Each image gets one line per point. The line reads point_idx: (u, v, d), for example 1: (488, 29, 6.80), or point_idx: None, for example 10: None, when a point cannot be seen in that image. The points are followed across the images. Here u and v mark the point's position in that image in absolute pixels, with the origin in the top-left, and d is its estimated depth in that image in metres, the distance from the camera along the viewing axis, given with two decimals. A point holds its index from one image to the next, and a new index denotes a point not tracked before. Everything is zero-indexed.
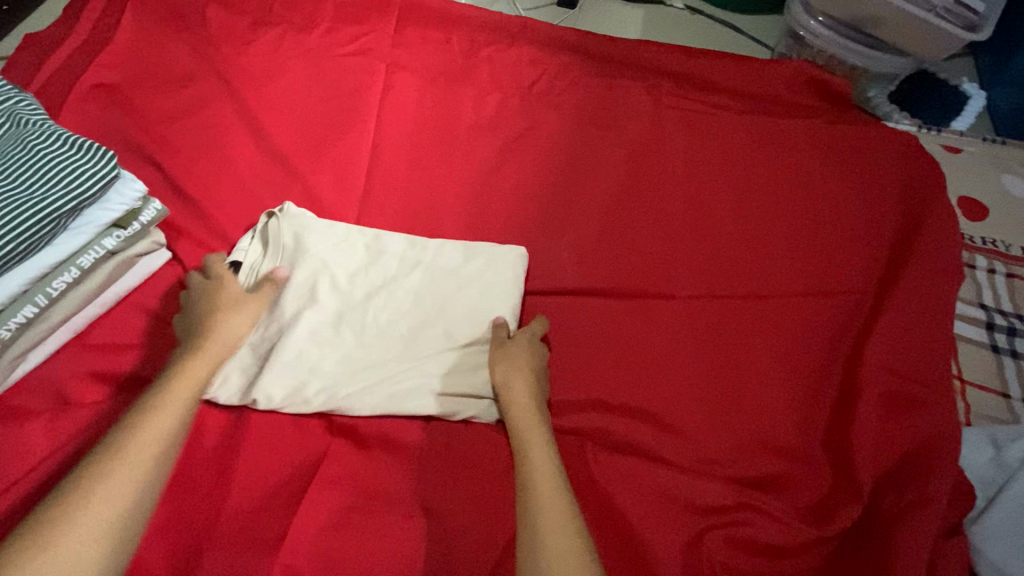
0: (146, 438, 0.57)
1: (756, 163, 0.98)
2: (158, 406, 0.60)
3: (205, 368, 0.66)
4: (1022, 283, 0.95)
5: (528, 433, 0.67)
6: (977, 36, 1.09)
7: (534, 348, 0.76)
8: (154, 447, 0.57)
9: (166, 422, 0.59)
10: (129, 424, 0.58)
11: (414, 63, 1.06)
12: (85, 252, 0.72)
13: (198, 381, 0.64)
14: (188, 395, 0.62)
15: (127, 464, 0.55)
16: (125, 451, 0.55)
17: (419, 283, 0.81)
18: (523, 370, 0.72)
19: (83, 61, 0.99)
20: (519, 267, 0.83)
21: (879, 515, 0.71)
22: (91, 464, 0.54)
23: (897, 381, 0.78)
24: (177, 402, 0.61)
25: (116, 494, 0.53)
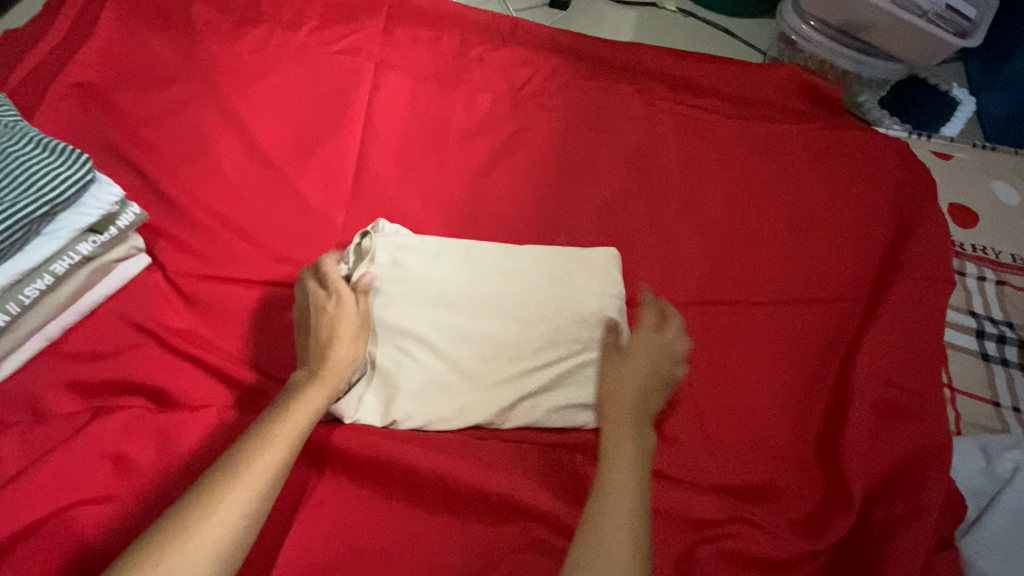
0: (255, 474, 0.54)
1: (749, 167, 0.97)
2: (270, 437, 0.57)
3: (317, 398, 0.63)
4: (1012, 290, 0.95)
5: (621, 429, 0.64)
6: (967, 42, 1.10)
7: (656, 332, 0.73)
8: (265, 485, 0.54)
9: (277, 457, 0.56)
10: (241, 456, 0.55)
11: (404, 63, 1.04)
12: (59, 259, 0.70)
13: (311, 414, 0.61)
14: (298, 428, 0.59)
15: (238, 502, 0.52)
16: (235, 487, 0.52)
17: (526, 289, 0.79)
18: (641, 361, 0.70)
19: (62, 60, 0.97)
20: (614, 268, 0.82)
21: (874, 525, 0.70)
22: (200, 498, 0.51)
23: (888, 390, 0.78)
24: (290, 431, 0.58)
25: (222, 535, 0.50)
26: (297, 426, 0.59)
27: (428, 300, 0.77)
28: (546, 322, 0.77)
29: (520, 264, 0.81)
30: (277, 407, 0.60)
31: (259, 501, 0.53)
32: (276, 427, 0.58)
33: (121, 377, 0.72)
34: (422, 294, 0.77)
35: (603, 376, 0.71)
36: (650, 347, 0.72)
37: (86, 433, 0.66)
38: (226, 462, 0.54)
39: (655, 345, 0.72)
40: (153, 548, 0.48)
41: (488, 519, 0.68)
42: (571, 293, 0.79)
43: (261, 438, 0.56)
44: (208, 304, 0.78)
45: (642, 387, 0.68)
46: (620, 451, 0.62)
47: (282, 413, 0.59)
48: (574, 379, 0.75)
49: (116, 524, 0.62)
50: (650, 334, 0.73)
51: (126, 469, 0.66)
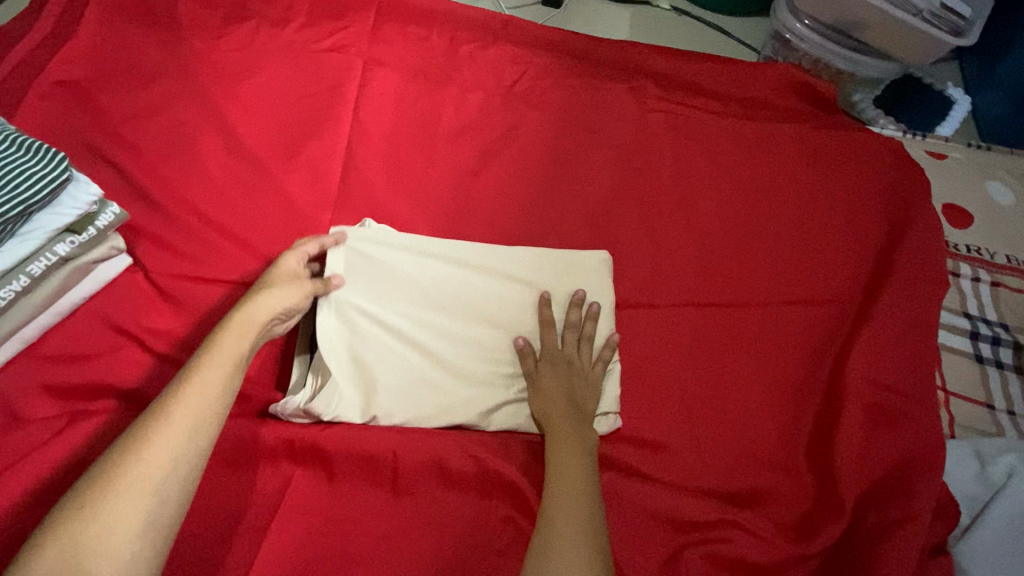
0: (175, 410, 0.52)
1: (741, 166, 0.96)
2: (190, 377, 0.55)
3: (238, 334, 0.61)
4: (1006, 291, 0.94)
5: (564, 449, 0.66)
6: (963, 41, 1.09)
7: (550, 347, 0.74)
8: (188, 417, 0.52)
9: (196, 391, 0.54)
10: (160, 399, 0.53)
11: (393, 61, 1.03)
12: (35, 259, 0.68)
13: (235, 351, 0.59)
14: (217, 362, 0.57)
15: (154, 455, 0.49)
16: (157, 425, 0.51)
17: (509, 292, 0.78)
18: (553, 376, 0.72)
19: (45, 57, 0.95)
20: (604, 273, 0.81)
21: (866, 530, 0.69)
22: (119, 451, 0.50)
23: (881, 393, 0.77)
24: (207, 382, 0.55)
25: (149, 470, 0.49)
26: (216, 361, 0.57)
27: (409, 300, 0.76)
28: (528, 327, 0.77)
29: (503, 266, 0.80)
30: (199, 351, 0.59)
31: (188, 434, 0.52)
32: (195, 367, 0.56)
33: (100, 380, 0.70)
34: (397, 294, 0.76)
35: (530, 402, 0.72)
36: (558, 359, 0.74)
37: (62, 437, 0.65)
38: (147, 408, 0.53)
39: (558, 361, 0.73)
40: (78, 496, 0.47)
41: (476, 519, 0.67)
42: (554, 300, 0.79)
43: (180, 379, 0.55)
44: (190, 305, 0.77)
45: (569, 398, 0.71)
46: (561, 470, 0.64)
47: (202, 354, 0.58)
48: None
49: None
50: (551, 349, 0.74)
51: None
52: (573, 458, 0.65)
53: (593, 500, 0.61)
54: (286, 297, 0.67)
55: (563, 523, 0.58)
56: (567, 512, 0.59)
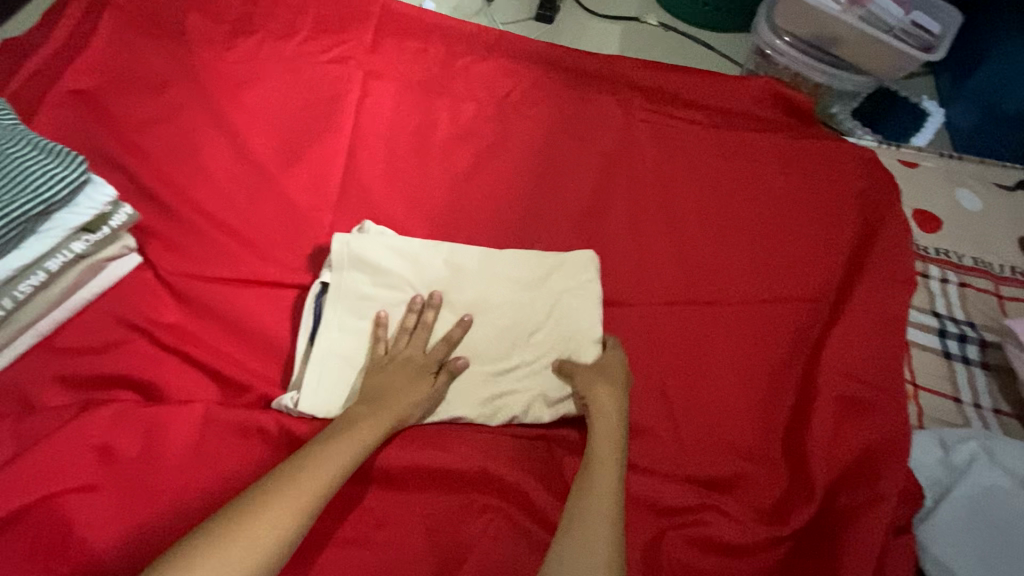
0: (264, 537, 0.55)
1: (723, 173, 1.01)
2: (289, 495, 0.58)
3: (352, 448, 0.64)
4: (973, 292, 1.00)
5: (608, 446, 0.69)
6: (931, 57, 1.15)
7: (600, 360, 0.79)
8: (271, 558, 0.54)
9: (299, 515, 0.57)
10: (258, 511, 0.56)
11: (392, 72, 1.08)
12: (53, 256, 0.73)
13: (375, 430, 0.67)
14: (319, 487, 0.59)
15: (294, 500, 0.57)
16: (264, 533, 0.55)
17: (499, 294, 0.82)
18: (603, 386, 0.75)
19: (59, 68, 1.00)
20: (591, 270, 0.85)
21: (834, 513, 0.73)
22: (271, 485, 0.59)
23: (851, 385, 0.81)
24: (346, 450, 0.63)
25: (289, 511, 0.57)
26: (319, 485, 0.59)
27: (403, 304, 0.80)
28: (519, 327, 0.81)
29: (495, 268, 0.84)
30: (308, 453, 0.62)
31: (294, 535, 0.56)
32: (313, 471, 0.60)
33: (111, 371, 0.74)
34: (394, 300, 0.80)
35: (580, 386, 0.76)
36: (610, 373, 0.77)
37: (74, 423, 0.68)
38: (240, 514, 0.56)
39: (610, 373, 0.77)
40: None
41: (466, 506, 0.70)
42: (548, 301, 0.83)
43: (292, 485, 0.58)
44: (196, 301, 0.81)
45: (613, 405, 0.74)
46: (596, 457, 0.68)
47: (311, 463, 0.61)
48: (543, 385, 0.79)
49: (103, 511, 0.64)
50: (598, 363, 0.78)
51: (110, 460, 0.68)
52: (608, 446, 0.69)
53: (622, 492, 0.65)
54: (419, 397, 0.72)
55: (595, 508, 0.62)
56: (597, 491, 0.64)
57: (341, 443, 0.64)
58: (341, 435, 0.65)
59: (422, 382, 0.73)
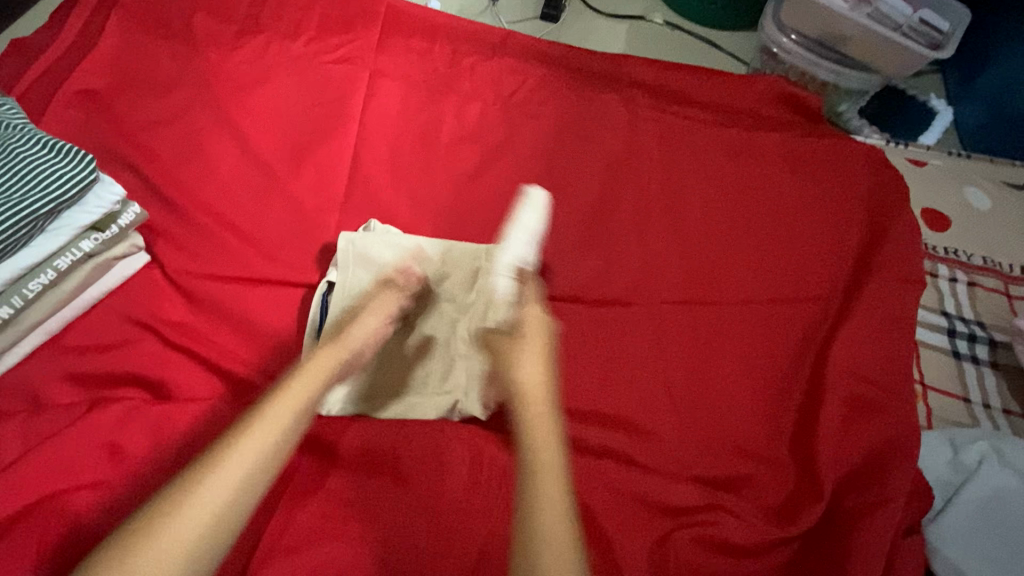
0: (186, 531, 0.50)
1: (730, 172, 1.01)
2: (197, 508, 0.51)
3: (267, 443, 0.57)
4: (982, 291, 0.99)
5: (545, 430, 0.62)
6: (940, 54, 1.14)
7: (528, 330, 0.71)
8: (201, 550, 0.50)
9: (221, 504, 0.53)
10: (160, 532, 0.50)
11: (398, 72, 1.08)
12: (62, 254, 0.73)
13: (297, 396, 0.62)
14: (232, 495, 0.53)
15: (214, 487, 0.53)
16: (184, 528, 0.50)
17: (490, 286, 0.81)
18: (534, 363, 0.68)
19: (67, 68, 1.01)
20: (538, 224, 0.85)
21: (843, 513, 0.73)
22: (187, 476, 0.54)
23: (860, 384, 0.81)
24: (269, 424, 0.59)
25: (210, 501, 0.52)
26: (240, 465, 0.55)
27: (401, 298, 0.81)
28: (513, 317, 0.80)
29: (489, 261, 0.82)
30: (215, 454, 0.55)
31: (224, 525, 0.52)
32: (228, 455, 0.55)
33: (119, 370, 0.75)
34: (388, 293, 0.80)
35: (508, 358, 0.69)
36: (542, 343, 0.71)
37: (83, 421, 0.69)
38: (140, 535, 0.50)
39: (538, 345, 0.70)
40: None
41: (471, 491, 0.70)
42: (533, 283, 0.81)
43: (209, 473, 0.54)
44: (204, 299, 0.81)
45: (548, 380, 0.67)
46: (537, 443, 0.60)
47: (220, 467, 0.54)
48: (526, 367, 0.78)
49: (111, 509, 0.65)
50: (525, 332, 0.71)
51: (118, 458, 0.68)
52: (546, 432, 0.62)
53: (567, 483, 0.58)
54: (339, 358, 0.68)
55: (539, 507, 0.55)
56: (541, 486, 0.56)
57: (261, 419, 0.59)
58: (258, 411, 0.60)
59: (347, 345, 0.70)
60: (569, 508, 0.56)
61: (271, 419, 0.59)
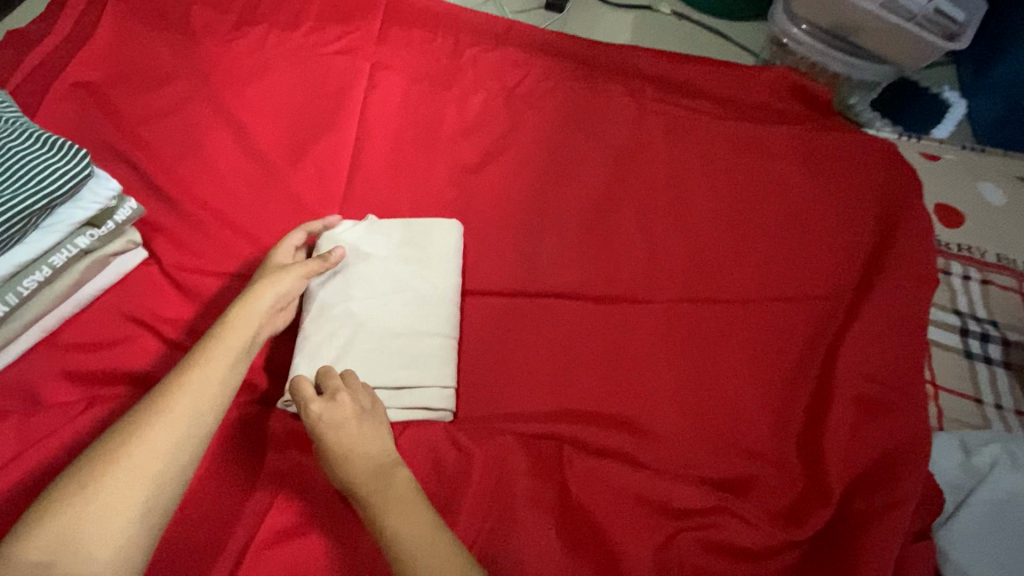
0: (140, 475, 0.51)
1: (737, 166, 0.99)
2: (147, 445, 0.52)
3: (211, 385, 0.58)
4: (996, 289, 0.97)
5: (392, 489, 0.59)
6: (955, 44, 1.11)
7: (333, 432, 0.63)
8: (158, 492, 0.51)
9: (171, 447, 0.53)
10: (114, 465, 0.50)
11: (400, 63, 1.06)
12: (57, 252, 0.72)
13: (232, 349, 0.62)
14: (183, 432, 0.54)
15: (162, 432, 0.53)
16: (139, 474, 0.51)
17: (444, 280, 0.80)
18: (349, 433, 0.63)
19: (63, 60, 0.99)
20: (441, 226, 0.84)
21: (852, 516, 0.72)
22: (128, 427, 0.53)
23: (868, 385, 0.79)
24: (208, 373, 0.59)
25: (161, 445, 0.53)
26: (186, 411, 0.55)
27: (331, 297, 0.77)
28: (432, 314, 0.77)
29: (435, 257, 0.81)
30: (157, 396, 0.56)
31: (180, 465, 0.53)
32: (170, 403, 0.55)
33: (116, 367, 0.74)
34: (334, 298, 0.77)
35: (324, 436, 0.63)
36: (359, 427, 0.64)
37: (79, 420, 0.68)
38: (91, 470, 0.50)
39: (352, 431, 0.63)
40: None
41: (473, 492, 0.68)
42: (442, 284, 0.80)
43: (152, 420, 0.54)
44: (203, 297, 0.80)
45: (374, 442, 0.63)
46: (386, 506, 0.58)
47: (166, 406, 0.55)
48: (444, 367, 0.74)
49: None
50: (334, 437, 0.63)
51: None
52: (392, 489, 0.59)
53: (436, 522, 0.57)
54: (242, 326, 0.65)
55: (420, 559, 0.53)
56: (409, 543, 0.54)
57: (198, 370, 0.59)
58: (191, 365, 0.59)
59: (241, 315, 0.66)
60: (446, 540, 0.55)
61: (211, 363, 0.60)
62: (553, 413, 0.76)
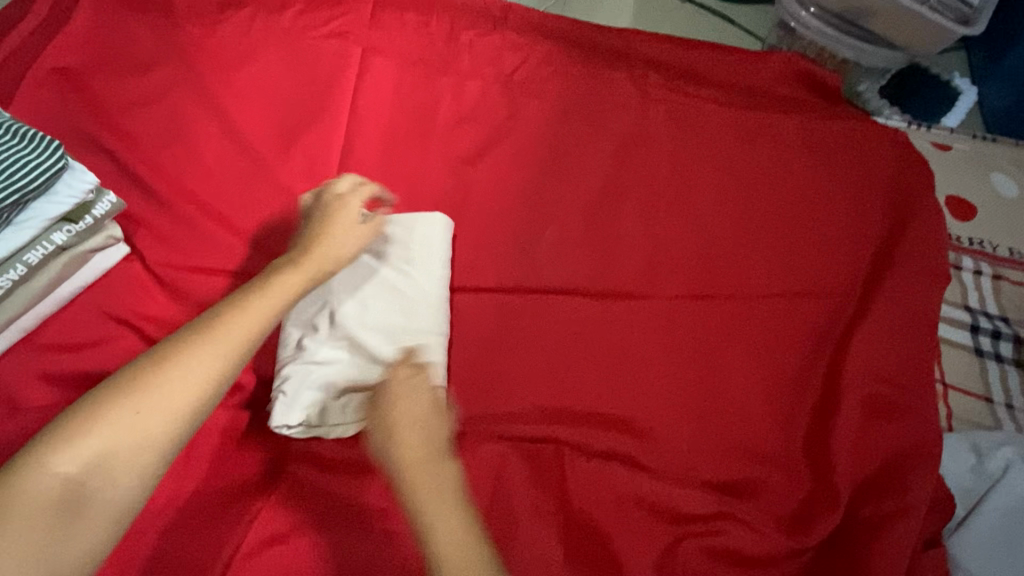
0: (172, 403, 0.51)
1: (745, 156, 0.95)
2: (184, 381, 0.52)
3: (255, 321, 0.57)
4: (1008, 285, 0.94)
5: (446, 486, 0.54)
6: (969, 29, 1.07)
7: (387, 416, 0.59)
8: (185, 421, 0.52)
9: (209, 377, 0.53)
10: (148, 388, 0.51)
11: (393, 48, 1.01)
12: (31, 249, 0.69)
13: (284, 293, 0.61)
14: (219, 372, 0.54)
15: (202, 361, 0.53)
16: (172, 402, 0.51)
17: (432, 275, 0.76)
18: (414, 423, 0.59)
19: (38, 44, 0.94)
20: (427, 216, 0.79)
21: (859, 522, 0.70)
22: (168, 350, 0.54)
23: (878, 385, 0.77)
24: (257, 311, 0.58)
25: (197, 374, 0.53)
26: (228, 344, 0.55)
27: (316, 298, 0.74)
28: (421, 311, 0.74)
29: (421, 251, 0.77)
30: (202, 329, 0.55)
31: (210, 397, 0.54)
32: (214, 333, 0.55)
33: (98, 369, 0.71)
34: (318, 299, 0.74)
35: (387, 419, 0.59)
36: (426, 417, 0.60)
37: None
38: (128, 394, 0.50)
39: (418, 420, 0.59)
40: (40, 493, 0.46)
41: (474, 498, 0.66)
42: (430, 278, 0.76)
43: (193, 347, 0.54)
44: (188, 295, 0.77)
45: (437, 435, 0.59)
46: (435, 501, 0.53)
47: (207, 341, 0.54)
48: (435, 366, 0.71)
49: None
50: (389, 420, 0.59)
51: None
52: (446, 487, 0.54)
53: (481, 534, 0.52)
54: (298, 276, 0.64)
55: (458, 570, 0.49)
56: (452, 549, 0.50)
57: (248, 305, 0.58)
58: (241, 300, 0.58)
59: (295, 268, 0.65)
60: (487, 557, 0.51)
61: (258, 301, 0.59)
62: (553, 415, 0.74)
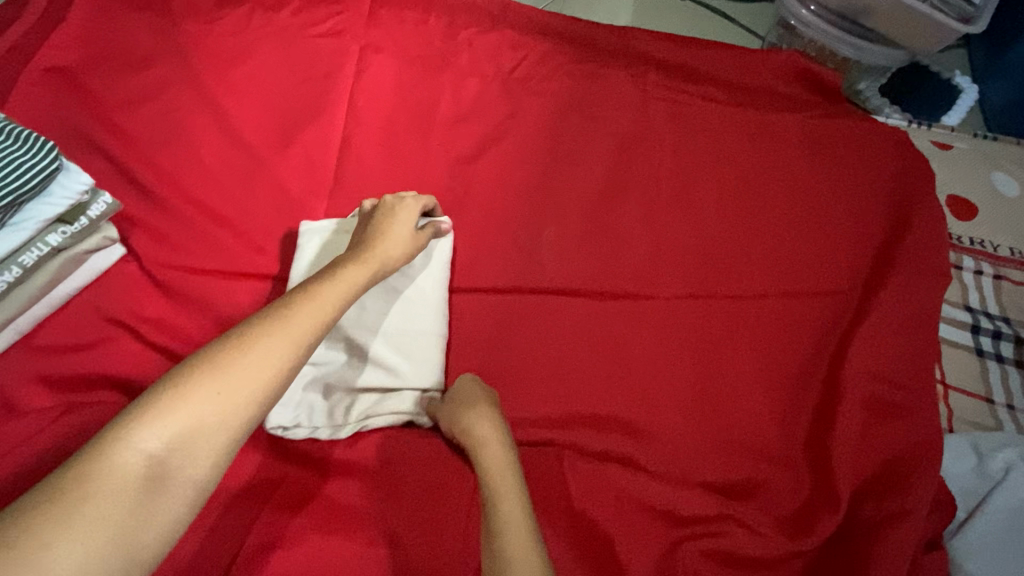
0: (252, 383, 0.48)
1: (745, 155, 0.95)
2: (264, 364, 0.49)
3: (326, 308, 0.56)
4: (1009, 284, 0.94)
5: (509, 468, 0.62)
6: (970, 28, 1.06)
7: (461, 411, 0.67)
8: (265, 402, 0.48)
9: (284, 358, 0.51)
10: (230, 366, 0.48)
11: (391, 46, 1.01)
12: (26, 251, 0.68)
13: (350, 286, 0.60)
14: (296, 356, 0.51)
15: (277, 345, 0.51)
16: (252, 382, 0.48)
17: (430, 273, 0.75)
18: (488, 415, 0.67)
19: (34, 43, 0.94)
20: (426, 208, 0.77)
21: (860, 524, 0.70)
22: (243, 333, 0.51)
23: (878, 386, 0.77)
24: (327, 300, 0.57)
25: (275, 357, 0.50)
26: (302, 329, 0.53)
27: None
28: (417, 312, 0.73)
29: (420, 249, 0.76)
30: (275, 317, 0.53)
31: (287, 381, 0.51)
32: (288, 319, 0.53)
33: (95, 371, 0.71)
34: None
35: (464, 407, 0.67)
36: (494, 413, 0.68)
37: (55, 427, 0.65)
38: (208, 374, 0.47)
39: (489, 413, 0.67)
40: (121, 474, 0.42)
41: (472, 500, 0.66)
42: (428, 276, 0.75)
43: (269, 331, 0.51)
44: (185, 296, 0.77)
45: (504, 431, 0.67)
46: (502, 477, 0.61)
47: (281, 326, 0.52)
48: (430, 369, 0.71)
49: None
50: (464, 407, 0.67)
51: None
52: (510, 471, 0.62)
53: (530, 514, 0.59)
54: (359, 270, 0.63)
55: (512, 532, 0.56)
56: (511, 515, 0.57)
57: (319, 294, 0.57)
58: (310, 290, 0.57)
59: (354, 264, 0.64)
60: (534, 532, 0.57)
61: (326, 291, 0.58)
62: (551, 418, 0.74)
